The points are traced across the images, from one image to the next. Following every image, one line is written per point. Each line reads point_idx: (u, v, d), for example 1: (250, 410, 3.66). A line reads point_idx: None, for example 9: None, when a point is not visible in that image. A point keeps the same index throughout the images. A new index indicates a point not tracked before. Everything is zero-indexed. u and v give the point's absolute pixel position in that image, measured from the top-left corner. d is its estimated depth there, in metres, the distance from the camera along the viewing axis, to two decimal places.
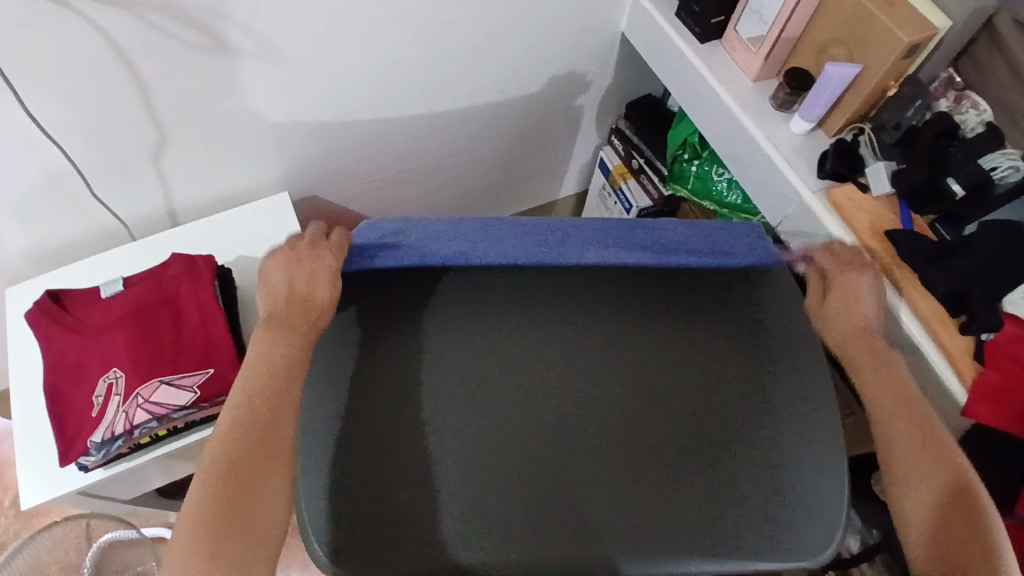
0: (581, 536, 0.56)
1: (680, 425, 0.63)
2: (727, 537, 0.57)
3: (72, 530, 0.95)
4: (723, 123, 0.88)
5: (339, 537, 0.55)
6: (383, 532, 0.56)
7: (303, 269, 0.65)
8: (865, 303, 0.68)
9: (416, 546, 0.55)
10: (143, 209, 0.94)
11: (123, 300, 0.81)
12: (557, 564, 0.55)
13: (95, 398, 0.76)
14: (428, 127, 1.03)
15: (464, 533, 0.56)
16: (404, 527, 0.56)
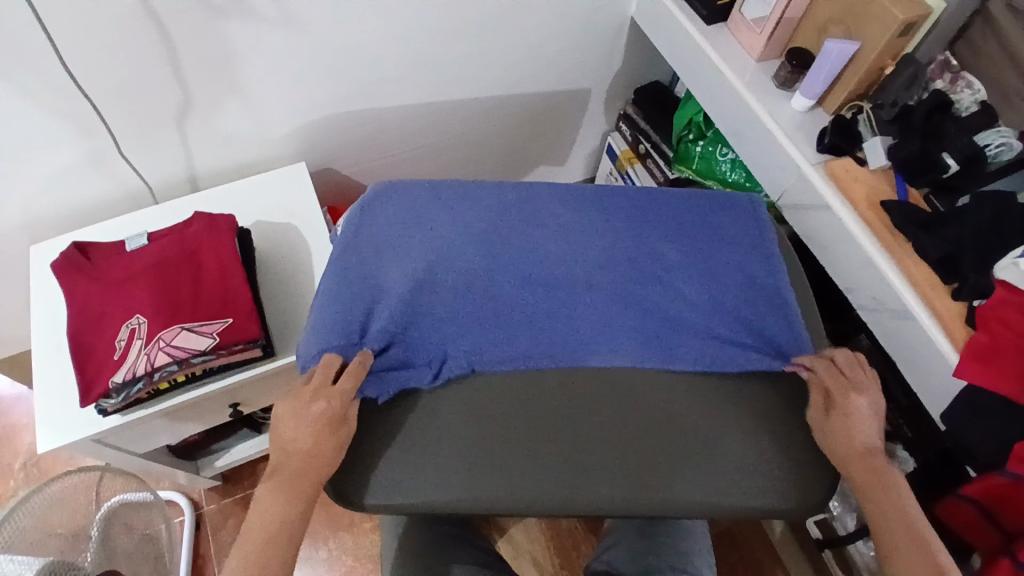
0: (573, 470, 0.64)
1: (664, 388, 0.69)
2: (700, 478, 0.64)
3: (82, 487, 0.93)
4: (727, 100, 0.91)
5: (371, 477, 0.64)
6: (404, 474, 0.64)
7: (308, 431, 0.62)
8: (875, 428, 0.65)
9: (432, 473, 0.64)
10: (166, 172, 0.98)
11: (148, 252, 0.85)
12: (552, 497, 0.63)
13: (118, 343, 0.80)
14: (440, 103, 1.07)
15: (470, 466, 0.64)
16: (423, 458, 0.64)
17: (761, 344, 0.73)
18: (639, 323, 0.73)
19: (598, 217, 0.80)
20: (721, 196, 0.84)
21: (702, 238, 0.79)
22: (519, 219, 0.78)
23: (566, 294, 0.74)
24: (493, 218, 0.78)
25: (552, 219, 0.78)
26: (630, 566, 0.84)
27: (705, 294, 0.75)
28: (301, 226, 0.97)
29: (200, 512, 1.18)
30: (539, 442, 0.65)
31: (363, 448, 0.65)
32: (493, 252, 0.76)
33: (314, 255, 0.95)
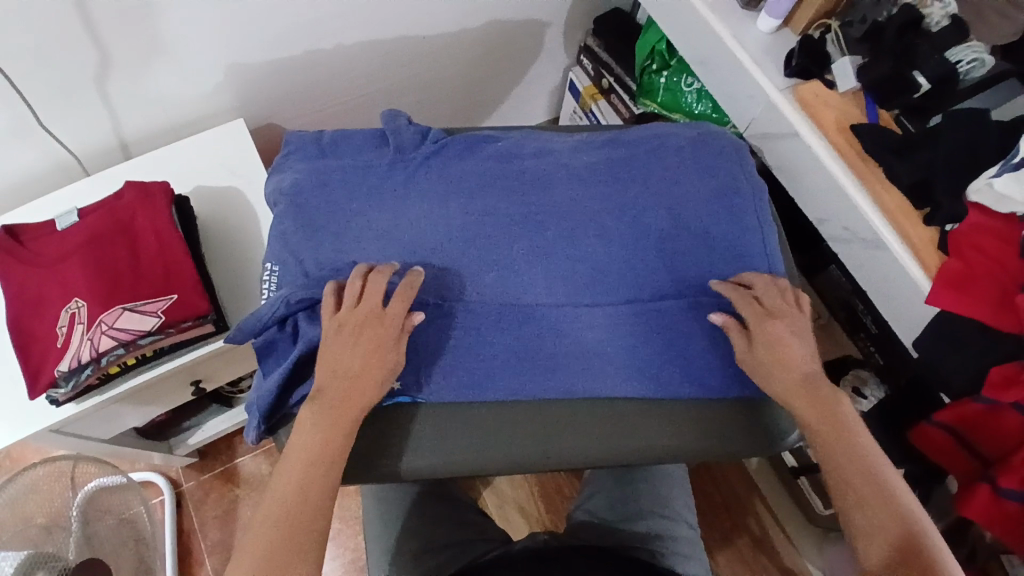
0: (576, 422, 0.66)
1: (642, 346, 0.68)
2: (702, 424, 0.67)
3: (53, 475, 0.92)
4: (691, 25, 0.85)
5: (414, 450, 0.65)
6: (440, 441, 0.65)
7: (325, 412, 0.60)
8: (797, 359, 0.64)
9: (464, 432, 0.66)
10: (93, 140, 0.90)
11: (78, 230, 0.79)
12: (574, 450, 0.66)
13: (59, 329, 0.75)
14: (384, 45, 0.98)
15: (501, 423, 0.66)
16: (448, 422, 0.66)
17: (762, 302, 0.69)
18: (632, 342, 0.68)
19: (575, 205, 0.72)
20: (703, 136, 0.76)
21: (692, 220, 0.72)
22: (482, 211, 0.72)
23: (546, 257, 0.70)
24: (449, 196, 0.73)
25: (521, 187, 0.73)
26: (610, 512, 0.85)
27: (669, 232, 0.71)
28: (245, 190, 0.91)
29: (179, 490, 1.16)
30: (523, 408, 0.66)
31: (387, 427, 0.65)
32: (455, 252, 0.70)
33: (262, 223, 0.89)
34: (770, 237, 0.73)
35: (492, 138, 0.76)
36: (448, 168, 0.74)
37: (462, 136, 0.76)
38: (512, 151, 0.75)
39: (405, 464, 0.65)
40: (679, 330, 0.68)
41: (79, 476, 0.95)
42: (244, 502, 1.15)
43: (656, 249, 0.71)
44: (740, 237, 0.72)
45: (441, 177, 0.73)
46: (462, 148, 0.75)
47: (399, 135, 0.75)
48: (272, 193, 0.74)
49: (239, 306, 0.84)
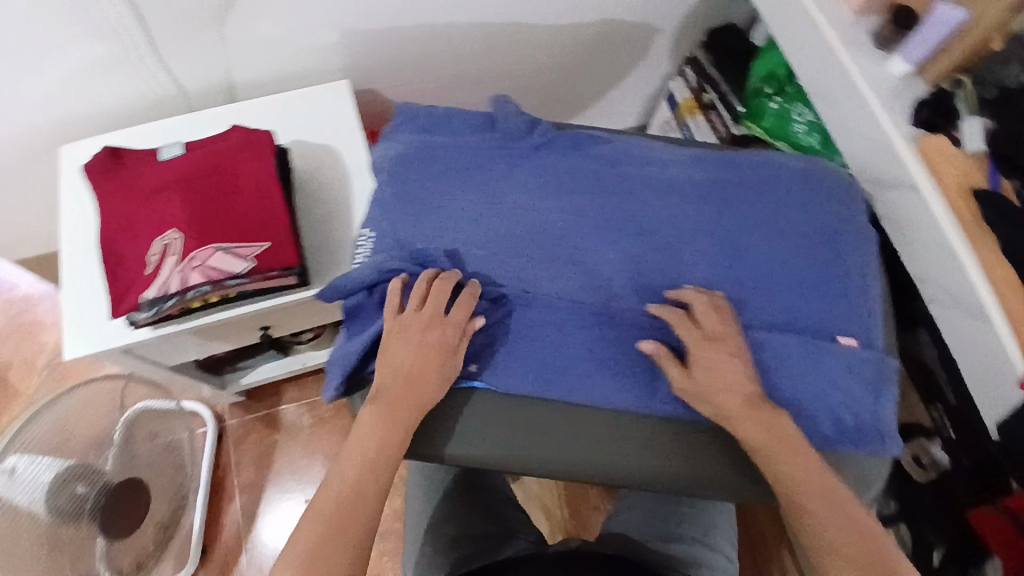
0: (643, 441, 0.66)
1: None
2: (748, 467, 0.66)
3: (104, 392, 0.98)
4: (817, 56, 0.83)
5: (480, 440, 0.65)
6: (507, 435, 0.66)
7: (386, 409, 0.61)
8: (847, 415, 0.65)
9: (531, 432, 0.66)
10: (205, 78, 0.92)
11: (182, 163, 0.80)
12: (638, 467, 0.66)
13: (149, 258, 0.77)
14: (495, 28, 0.97)
15: (569, 430, 0.66)
16: (517, 418, 0.66)
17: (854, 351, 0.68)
18: (710, 367, 0.66)
19: (670, 221, 0.70)
20: (814, 173, 0.75)
21: (791, 257, 0.70)
22: (577, 211, 0.71)
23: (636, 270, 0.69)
24: (551, 188, 0.72)
25: (624, 192, 0.72)
26: (647, 528, 0.86)
27: (768, 265, 0.70)
28: (341, 150, 0.92)
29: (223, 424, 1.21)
30: (592, 418, 0.66)
31: (450, 411, 0.66)
32: (542, 248, 0.70)
33: (354, 184, 0.90)
34: (868, 288, 0.71)
35: (604, 139, 0.75)
36: (550, 162, 0.73)
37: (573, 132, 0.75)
38: (616, 155, 0.74)
39: (449, 447, 0.65)
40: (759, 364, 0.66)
41: None
42: (283, 447, 1.20)
43: (753, 280, 0.69)
44: (839, 282, 0.70)
45: (545, 169, 0.73)
46: (568, 144, 0.74)
47: (509, 121, 0.74)
48: (378, 160, 0.75)
49: (322, 263, 0.85)
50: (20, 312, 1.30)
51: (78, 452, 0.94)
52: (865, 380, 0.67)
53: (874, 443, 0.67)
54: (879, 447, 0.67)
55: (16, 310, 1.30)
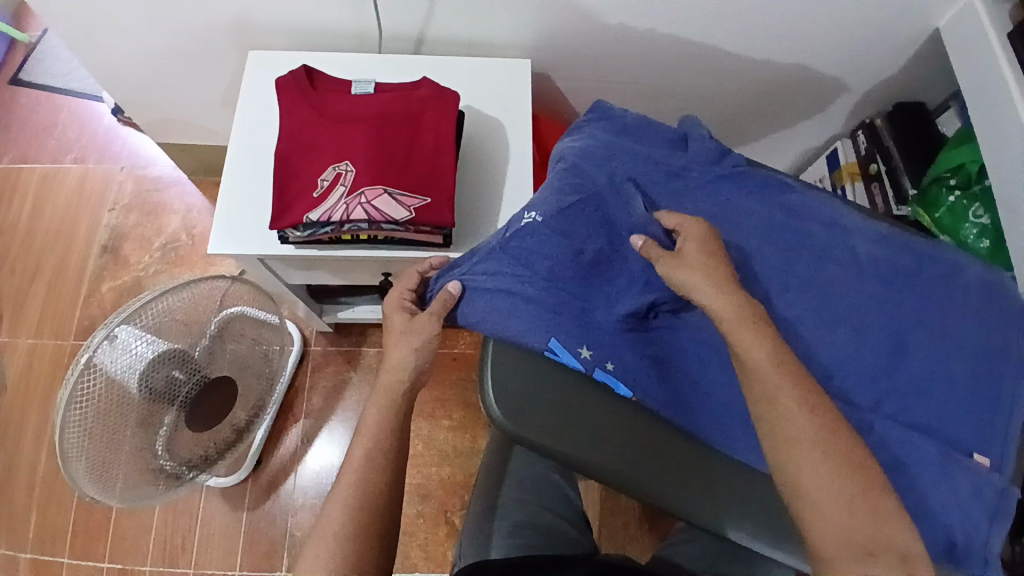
0: (742, 498, 0.63)
1: None
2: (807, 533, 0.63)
3: (211, 290, 0.99)
4: (1016, 163, 0.80)
5: (585, 440, 0.61)
6: (613, 446, 0.62)
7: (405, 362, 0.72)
8: (952, 530, 0.62)
9: (636, 451, 0.62)
10: (400, 25, 0.95)
11: (372, 101, 0.84)
12: (731, 526, 0.61)
13: (321, 181, 0.80)
14: (689, 46, 0.96)
15: (671, 461, 0.63)
16: (626, 434, 0.63)
17: (987, 470, 0.64)
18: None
19: (840, 284, 0.69)
20: (992, 282, 0.72)
21: (949, 357, 0.67)
22: (747, 251, 0.70)
23: (786, 326, 0.68)
24: (724, 221, 0.71)
25: (797, 247, 0.70)
26: (698, 562, 0.85)
27: (924, 353, 0.67)
28: (508, 127, 0.93)
29: (306, 348, 1.26)
30: (694, 459, 0.63)
31: (563, 401, 0.62)
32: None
33: (513, 162, 0.91)
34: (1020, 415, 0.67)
35: (787, 185, 0.74)
36: (731, 196, 0.72)
37: (760, 173, 0.74)
38: (798, 207, 0.73)
39: (508, 417, 0.61)
40: (888, 456, 0.64)
41: (229, 298, 1.02)
42: (353, 386, 1.23)
43: (903, 367, 0.67)
44: (994, 396, 0.67)
45: (728, 202, 0.72)
46: (753, 183, 0.73)
47: (700, 145, 0.74)
48: (562, 149, 0.76)
49: (465, 230, 0.87)
50: (149, 191, 1.39)
51: (178, 339, 0.95)
52: (989, 505, 0.62)
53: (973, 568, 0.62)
54: None
55: (150, 187, 1.39)
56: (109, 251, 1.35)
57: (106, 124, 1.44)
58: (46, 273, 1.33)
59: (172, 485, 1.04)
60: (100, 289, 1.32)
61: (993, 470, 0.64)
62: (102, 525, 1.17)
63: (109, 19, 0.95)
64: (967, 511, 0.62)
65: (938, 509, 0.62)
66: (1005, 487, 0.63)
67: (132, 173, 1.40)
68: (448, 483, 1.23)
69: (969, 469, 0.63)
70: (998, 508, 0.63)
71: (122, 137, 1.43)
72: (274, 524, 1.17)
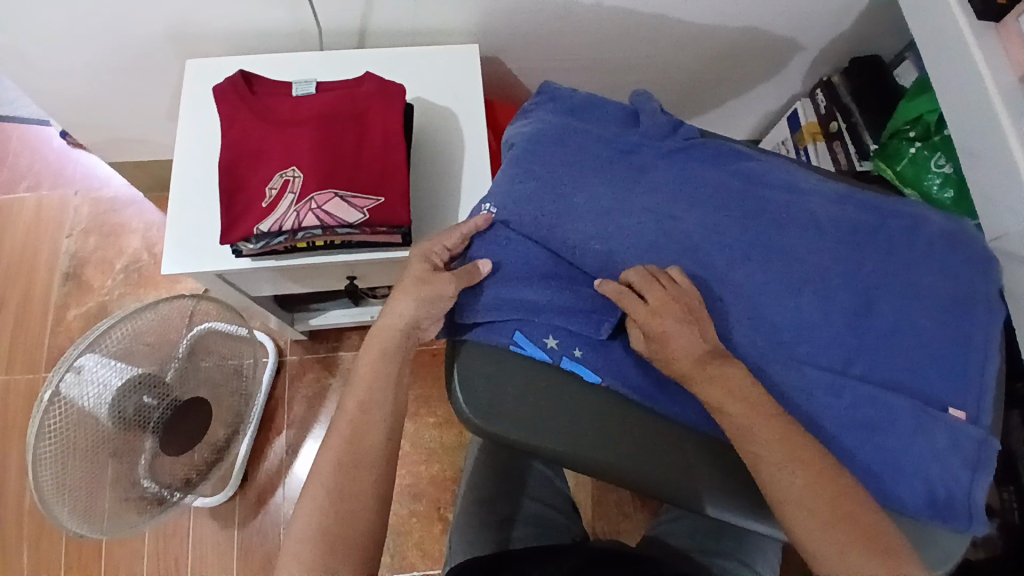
0: (719, 473, 0.62)
1: (825, 425, 0.63)
2: None
3: (177, 310, 0.96)
4: (974, 110, 0.78)
5: (558, 430, 0.60)
6: (586, 432, 0.61)
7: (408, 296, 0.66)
8: (933, 486, 0.62)
9: (608, 435, 0.61)
10: (340, 20, 0.91)
11: (314, 102, 0.81)
12: (709, 503, 0.61)
13: (269, 190, 0.77)
14: (640, 17, 0.94)
15: (647, 442, 0.62)
16: (598, 419, 0.62)
17: (963, 422, 0.63)
18: (813, 411, 0.64)
19: (805, 250, 0.68)
20: (957, 233, 0.70)
21: (915, 312, 0.66)
22: (708, 224, 0.68)
23: (752, 297, 0.66)
24: (682, 196, 0.69)
25: (756, 214, 0.69)
26: (690, 541, 0.84)
27: (890, 312, 0.66)
28: (459, 115, 0.91)
29: (282, 358, 1.24)
30: (668, 439, 0.62)
31: (533, 392, 0.61)
32: (670, 254, 0.67)
33: (469, 150, 0.89)
34: (995, 365, 0.66)
35: (742, 152, 0.72)
36: (688, 168, 0.70)
37: (714, 143, 0.72)
38: (757, 174, 0.71)
39: (496, 423, 0.59)
40: (868, 419, 0.63)
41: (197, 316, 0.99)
42: (334, 392, 1.21)
43: (871, 327, 0.66)
44: (965, 347, 0.66)
45: (685, 174, 0.70)
46: (709, 154, 0.71)
47: (652, 120, 0.72)
48: (513, 136, 0.74)
49: (424, 225, 0.85)
50: (107, 212, 1.35)
51: (145, 362, 0.92)
52: (968, 458, 0.63)
53: (958, 520, 0.62)
54: (962, 525, 0.62)
55: (108, 209, 1.35)
56: (71, 278, 1.31)
57: (56, 147, 1.39)
58: (9, 307, 1.30)
59: (155, 512, 1.01)
60: (66, 317, 1.29)
61: (970, 422, 0.64)
62: (93, 555, 1.15)
63: (34, 40, 0.91)
64: (947, 466, 0.62)
65: (918, 466, 0.62)
66: (985, 439, 0.63)
67: (87, 196, 1.36)
68: (439, 480, 1.22)
69: (944, 423, 0.63)
70: (978, 459, 0.63)
71: (73, 159, 1.38)
72: (267, 537, 1.16)
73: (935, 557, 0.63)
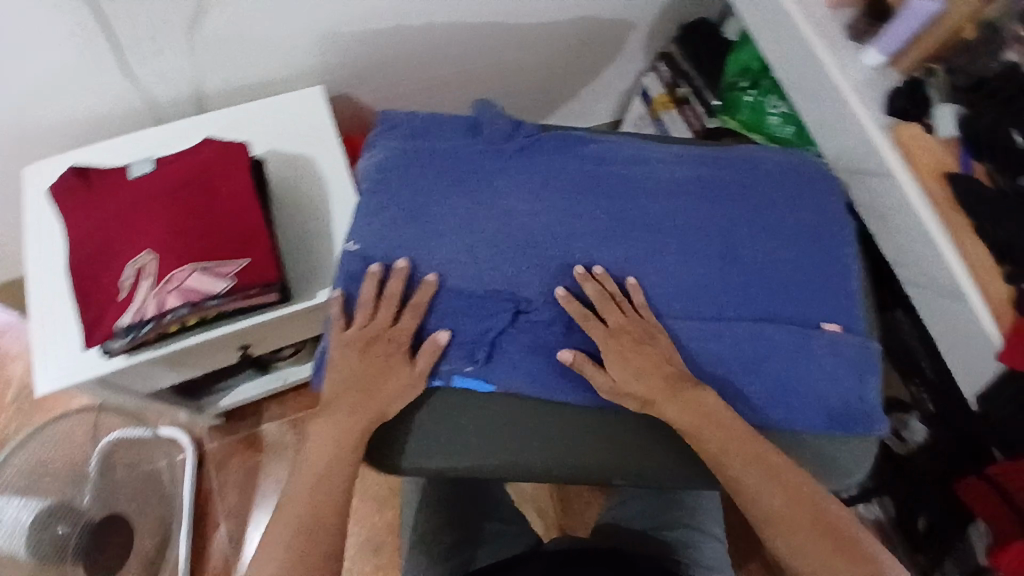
0: (626, 449, 0.64)
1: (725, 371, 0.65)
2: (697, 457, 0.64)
3: (80, 425, 0.97)
4: (792, 49, 0.84)
5: (458, 447, 0.63)
6: (487, 443, 0.63)
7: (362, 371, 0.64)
8: (830, 399, 0.65)
9: (510, 440, 0.64)
10: (173, 90, 0.89)
11: (154, 180, 0.78)
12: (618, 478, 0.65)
13: (123, 283, 0.74)
14: (474, 29, 0.96)
15: (549, 438, 0.64)
16: (497, 429, 0.64)
17: (840, 337, 0.67)
18: (707, 362, 0.65)
19: (663, 213, 0.70)
20: (794, 165, 0.74)
21: (774, 248, 0.70)
22: (565, 213, 0.69)
23: (626, 271, 0.68)
24: (538, 192, 0.70)
25: (610, 193, 0.70)
26: (645, 521, 0.85)
27: (751, 254, 0.69)
28: (316, 159, 0.89)
29: (202, 450, 1.16)
30: (570, 430, 0.64)
31: (429, 421, 0.64)
32: (537, 248, 0.68)
33: (334, 188, 0.88)
34: (857, 278, 0.71)
35: (583, 136, 0.74)
36: (535, 165, 0.71)
37: (553, 134, 0.73)
38: (603, 154, 0.73)
39: (404, 459, 0.63)
40: (757, 357, 0.65)
41: (102, 430, 1.01)
42: (265, 469, 1.16)
43: (740, 274, 0.68)
44: (827, 268, 0.70)
45: (534, 170, 0.71)
46: (553, 145, 0.72)
47: (492, 125, 0.73)
48: (363, 167, 0.72)
49: (302, 276, 0.83)
50: None
51: (53, 488, 0.90)
52: (854, 364, 0.66)
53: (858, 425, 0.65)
54: (863, 428, 0.65)
55: None
56: None
57: None
58: None
59: None
60: None
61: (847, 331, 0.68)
62: None
63: None
64: (835, 381, 0.65)
65: (811, 390, 0.65)
66: (862, 346, 0.67)
67: None
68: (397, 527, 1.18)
69: (823, 343, 0.66)
70: (860, 365, 0.67)
71: None
72: None
73: (849, 467, 0.66)
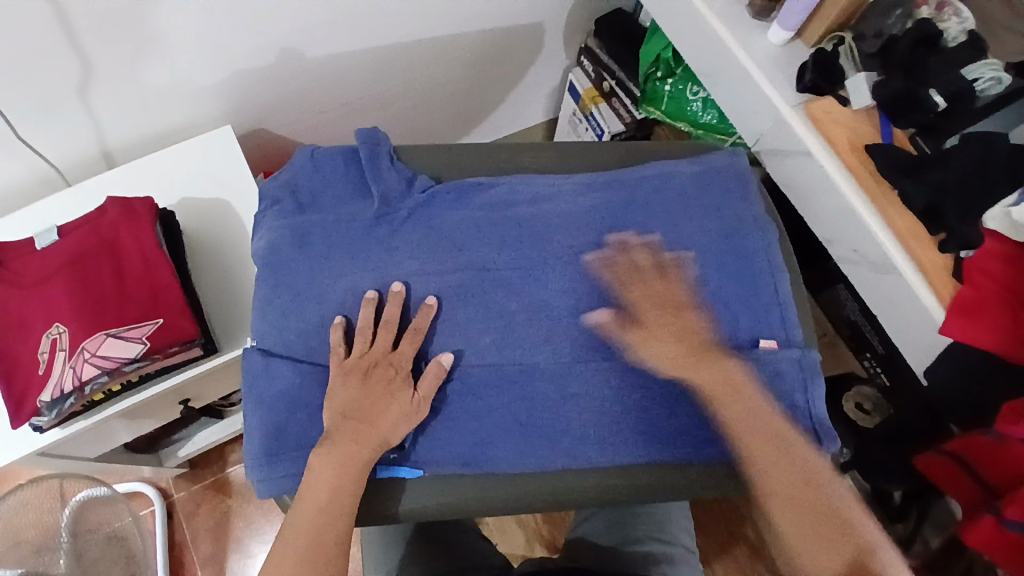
0: (575, 488, 0.65)
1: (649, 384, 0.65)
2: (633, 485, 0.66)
3: (44, 493, 0.88)
4: (699, 35, 0.81)
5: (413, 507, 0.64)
6: (437, 499, 0.64)
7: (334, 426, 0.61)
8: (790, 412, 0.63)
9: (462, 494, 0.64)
10: (76, 153, 0.86)
11: (59, 249, 0.75)
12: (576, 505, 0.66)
13: (39, 357, 0.72)
14: (380, 50, 0.94)
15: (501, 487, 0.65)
16: (445, 488, 0.64)
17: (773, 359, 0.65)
18: (636, 398, 0.65)
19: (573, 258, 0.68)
20: (706, 173, 0.72)
21: (691, 261, 0.68)
22: (474, 261, 0.68)
23: (540, 303, 0.67)
24: (440, 241, 0.68)
25: (518, 234, 0.69)
26: (609, 537, 0.83)
27: (671, 285, 0.67)
28: (232, 202, 0.87)
29: (170, 501, 1.16)
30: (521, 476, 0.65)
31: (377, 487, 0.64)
32: (445, 312, 0.66)
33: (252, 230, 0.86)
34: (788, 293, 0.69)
35: (481, 180, 0.71)
36: (435, 220, 0.69)
37: (451, 185, 0.70)
38: (506, 197, 0.70)
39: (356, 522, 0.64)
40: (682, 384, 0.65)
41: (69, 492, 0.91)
42: (237, 512, 1.16)
43: (658, 305, 0.67)
44: (752, 287, 0.68)
45: (434, 228, 0.69)
46: (452, 196, 0.70)
47: (382, 182, 0.69)
48: (256, 249, 0.69)
49: (230, 324, 0.82)
50: None
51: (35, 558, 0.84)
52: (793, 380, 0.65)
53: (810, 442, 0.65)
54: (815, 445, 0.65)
55: None
56: None
57: None
58: None
59: None
60: None
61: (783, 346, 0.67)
62: None
63: None
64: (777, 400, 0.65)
65: None
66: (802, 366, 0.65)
67: None
68: None
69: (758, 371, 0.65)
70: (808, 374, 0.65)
71: None
72: None
73: None
